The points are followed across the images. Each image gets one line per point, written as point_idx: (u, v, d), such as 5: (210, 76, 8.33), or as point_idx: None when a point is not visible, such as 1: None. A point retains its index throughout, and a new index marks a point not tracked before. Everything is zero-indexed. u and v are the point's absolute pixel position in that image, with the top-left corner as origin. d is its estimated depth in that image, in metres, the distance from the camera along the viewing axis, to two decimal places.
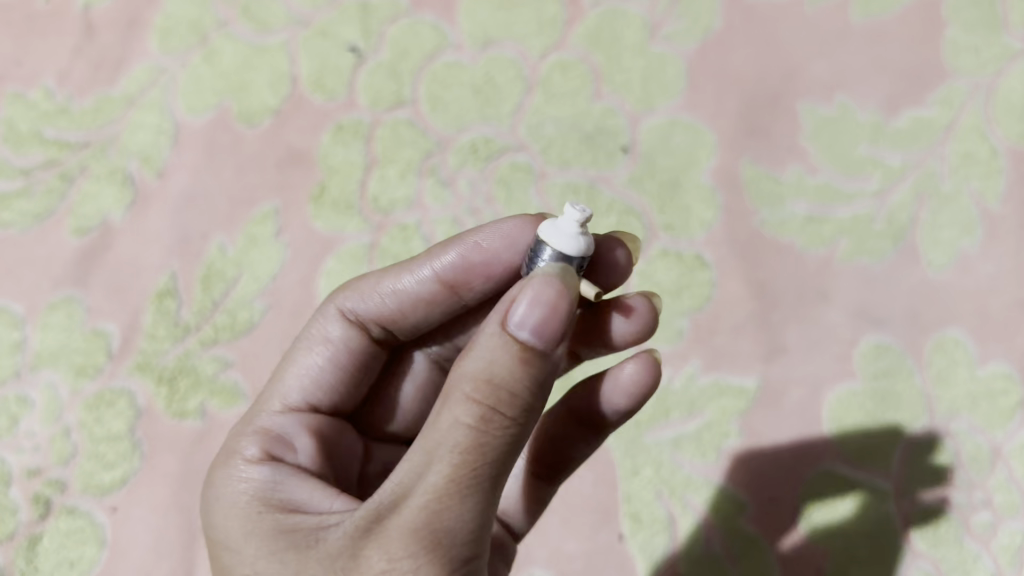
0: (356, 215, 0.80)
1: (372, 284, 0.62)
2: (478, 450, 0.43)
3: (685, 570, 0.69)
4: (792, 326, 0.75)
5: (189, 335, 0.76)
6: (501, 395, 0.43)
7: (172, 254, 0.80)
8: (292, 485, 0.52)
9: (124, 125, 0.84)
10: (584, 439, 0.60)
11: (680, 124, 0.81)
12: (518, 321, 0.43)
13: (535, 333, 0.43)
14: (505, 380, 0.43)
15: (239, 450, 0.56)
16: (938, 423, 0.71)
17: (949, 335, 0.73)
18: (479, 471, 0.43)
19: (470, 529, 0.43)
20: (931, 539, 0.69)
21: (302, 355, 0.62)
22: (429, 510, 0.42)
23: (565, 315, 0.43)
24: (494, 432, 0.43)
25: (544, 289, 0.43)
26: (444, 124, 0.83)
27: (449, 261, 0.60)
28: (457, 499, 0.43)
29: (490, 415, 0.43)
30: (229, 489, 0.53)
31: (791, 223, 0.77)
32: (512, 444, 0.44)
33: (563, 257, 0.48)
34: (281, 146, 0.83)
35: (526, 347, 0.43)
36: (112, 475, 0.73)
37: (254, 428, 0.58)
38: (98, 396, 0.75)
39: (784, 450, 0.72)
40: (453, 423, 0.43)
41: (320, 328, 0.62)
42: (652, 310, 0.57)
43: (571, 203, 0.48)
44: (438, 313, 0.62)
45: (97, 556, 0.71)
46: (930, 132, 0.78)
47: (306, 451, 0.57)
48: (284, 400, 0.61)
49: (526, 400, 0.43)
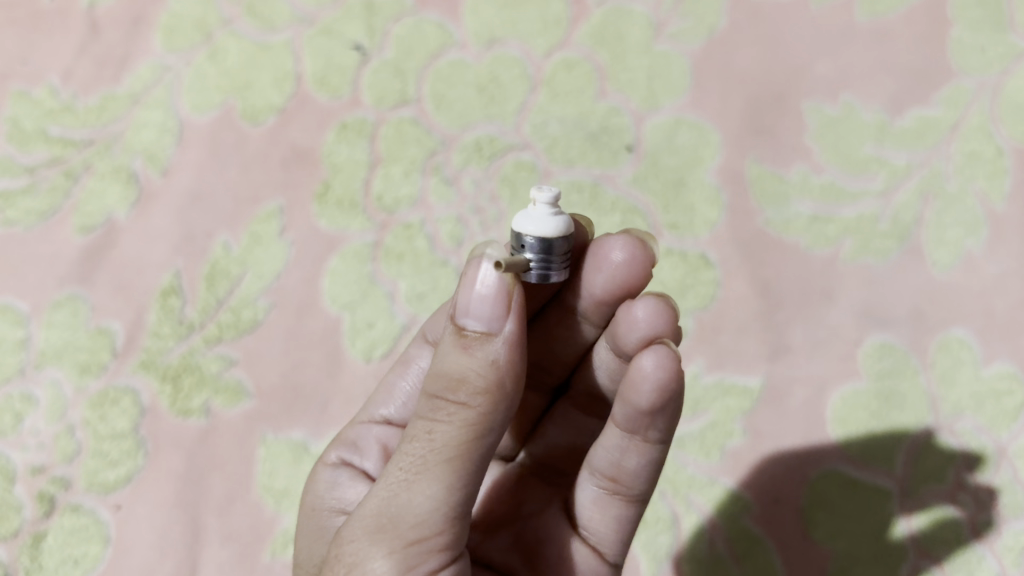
0: (360, 213, 0.80)
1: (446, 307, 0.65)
2: (428, 439, 0.45)
3: (688, 569, 0.69)
4: (797, 326, 0.75)
5: (193, 333, 0.76)
6: (449, 382, 0.45)
7: (177, 252, 0.80)
8: (345, 485, 0.59)
9: (129, 123, 0.84)
10: (630, 448, 0.57)
11: (685, 123, 0.81)
12: (466, 311, 0.45)
13: (478, 319, 0.45)
14: (454, 368, 0.45)
15: (326, 456, 0.62)
16: (943, 422, 0.71)
17: (953, 335, 0.73)
18: (430, 456, 0.44)
19: (422, 514, 0.44)
20: (935, 540, 0.69)
21: (393, 375, 0.66)
22: (383, 496, 0.45)
23: (502, 297, 0.45)
24: (444, 420, 0.44)
25: (485, 277, 0.45)
26: (449, 123, 0.83)
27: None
28: (407, 482, 0.45)
29: (437, 402, 0.45)
30: (306, 490, 0.61)
31: (796, 223, 0.77)
32: (471, 431, 0.44)
33: (547, 239, 0.48)
34: (286, 145, 0.83)
35: (473, 333, 0.45)
36: (116, 473, 0.73)
37: (342, 438, 0.64)
38: (102, 394, 0.75)
39: (789, 450, 0.71)
40: (417, 414, 0.46)
41: (412, 351, 0.66)
42: (671, 306, 0.55)
43: (539, 190, 0.49)
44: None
45: (101, 554, 0.71)
46: (935, 131, 0.78)
47: (373, 459, 0.61)
48: (372, 414, 0.65)
49: (477, 384, 0.44)
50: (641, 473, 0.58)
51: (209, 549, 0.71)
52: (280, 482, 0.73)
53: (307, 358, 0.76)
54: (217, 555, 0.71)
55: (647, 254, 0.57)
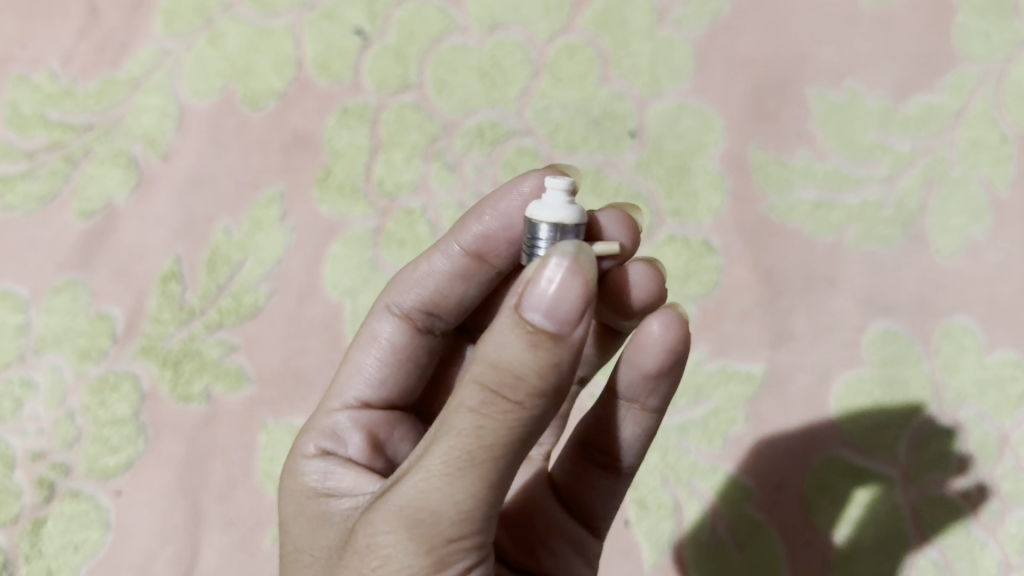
0: (361, 198, 0.80)
1: (410, 271, 0.62)
2: (475, 435, 0.40)
3: (689, 557, 0.69)
4: (800, 312, 0.74)
5: (193, 318, 0.76)
6: (506, 379, 0.40)
7: (177, 237, 0.80)
8: (339, 473, 0.53)
9: (129, 107, 0.84)
10: (629, 417, 0.58)
11: (688, 109, 0.81)
12: (531, 302, 0.40)
13: (547, 315, 0.39)
14: (513, 363, 0.40)
15: (299, 447, 0.56)
16: (946, 410, 0.71)
17: (957, 322, 0.73)
18: (476, 455, 0.40)
19: (462, 513, 0.41)
20: (938, 527, 0.68)
21: (356, 355, 0.62)
22: (418, 489, 0.41)
23: (575, 296, 0.40)
24: (495, 417, 0.40)
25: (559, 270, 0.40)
26: (450, 107, 0.82)
27: (473, 233, 0.60)
28: (447, 479, 0.41)
29: (490, 399, 0.40)
30: (285, 479, 0.55)
31: (799, 209, 0.77)
32: (523, 430, 0.40)
33: (560, 229, 0.46)
34: (286, 130, 0.83)
35: (538, 330, 0.39)
36: (116, 459, 0.73)
37: (313, 428, 0.58)
38: (102, 379, 0.75)
39: (791, 435, 0.71)
40: (460, 403, 0.41)
41: (369, 328, 0.62)
42: (658, 272, 0.56)
43: (553, 176, 0.47)
44: (478, 287, 0.61)
45: (101, 539, 0.71)
46: (939, 118, 0.78)
47: (358, 444, 0.57)
48: (342, 399, 0.60)
49: (536, 385, 0.40)
50: (638, 445, 0.58)
51: (210, 535, 0.71)
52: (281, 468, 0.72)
53: (308, 344, 0.76)
54: (218, 540, 0.71)
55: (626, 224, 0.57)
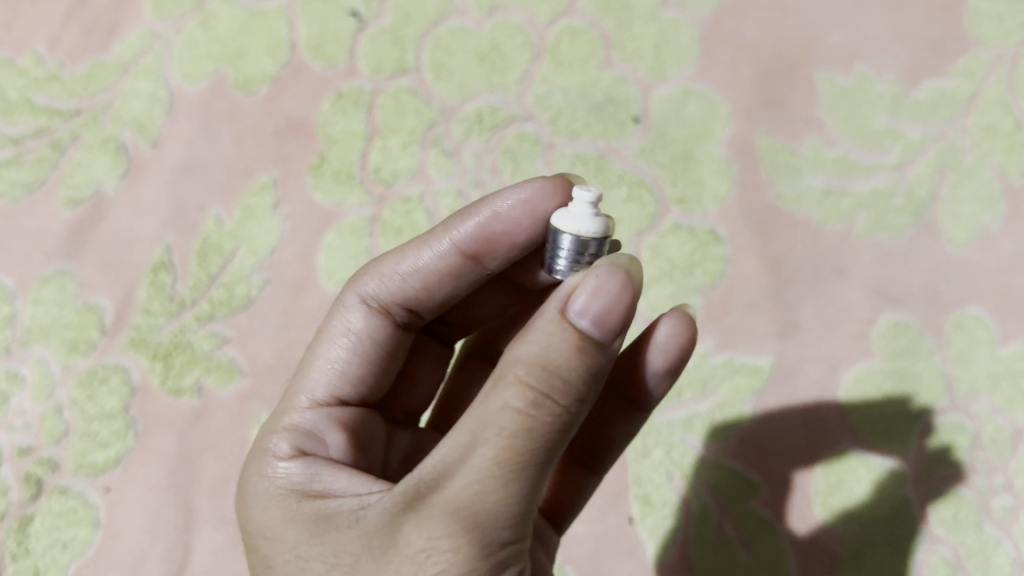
0: (357, 186, 0.78)
1: (392, 263, 0.58)
2: (526, 436, 0.41)
3: (695, 554, 0.67)
4: (808, 303, 0.72)
5: (184, 310, 0.74)
6: (554, 382, 0.42)
7: (167, 226, 0.78)
8: (327, 475, 0.49)
9: (117, 92, 0.81)
10: (620, 419, 0.59)
11: (694, 94, 0.78)
12: (579, 309, 0.42)
13: (596, 323, 0.42)
14: (560, 367, 0.42)
15: (269, 446, 0.52)
16: (958, 404, 0.69)
17: (968, 314, 0.71)
18: (527, 455, 0.41)
19: (512, 513, 0.42)
20: (949, 524, 0.66)
21: (324, 347, 0.58)
22: (470, 491, 0.41)
23: (626, 306, 0.42)
24: (543, 418, 0.41)
25: (607, 280, 0.42)
26: (448, 92, 0.80)
27: (468, 230, 0.56)
28: (500, 481, 0.41)
29: (541, 400, 0.41)
30: (258, 482, 0.51)
31: (807, 197, 0.75)
32: (565, 430, 0.42)
33: (582, 241, 0.46)
34: (280, 115, 0.80)
35: (585, 336, 0.42)
36: (105, 454, 0.71)
37: (283, 426, 0.54)
38: (90, 372, 0.73)
39: (797, 430, 0.70)
40: (502, 406, 0.42)
41: (339, 318, 0.59)
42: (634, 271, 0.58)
43: (581, 186, 0.46)
44: (465, 284, 0.58)
45: (90, 537, 0.69)
46: (951, 103, 0.76)
47: (337, 443, 0.54)
48: (312, 395, 0.57)
49: (579, 388, 0.42)
50: (621, 444, 0.61)
51: (202, 533, 0.69)
52: None
53: (303, 336, 0.74)
54: (210, 538, 0.69)
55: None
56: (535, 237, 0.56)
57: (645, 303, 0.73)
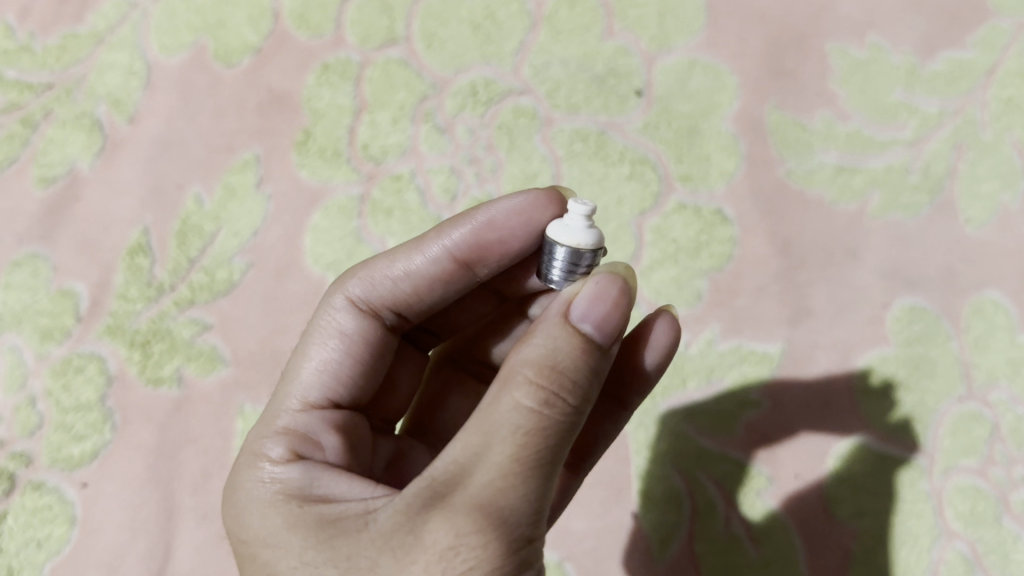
0: (344, 163, 0.73)
1: (381, 264, 0.54)
2: (543, 433, 0.39)
3: (700, 551, 0.64)
4: (820, 286, 0.69)
5: (163, 295, 0.70)
6: (565, 381, 0.40)
7: (145, 206, 0.73)
8: (327, 480, 0.45)
9: (92, 65, 0.77)
10: (605, 417, 0.55)
11: (700, 65, 0.74)
12: (580, 314, 0.42)
13: (598, 327, 0.42)
14: (569, 367, 0.41)
15: (261, 451, 0.48)
16: (976, 394, 0.65)
17: (987, 298, 0.67)
18: (544, 451, 0.39)
19: (533, 513, 0.39)
20: (967, 518, 0.62)
21: (310, 348, 0.54)
22: (492, 489, 0.38)
23: (625, 312, 0.42)
24: (558, 415, 0.40)
25: (606, 284, 0.42)
26: (440, 64, 0.75)
27: (463, 234, 0.53)
28: (521, 477, 0.39)
29: (554, 397, 0.40)
30: (254, 486, 0.46)
31: (819, 174, 0.71)
32: (575, 431, 0.41)
33: (576, 254, 0.45)
34: (263, 88, 0.76)
35: (588, 339, 0.41)
36: (81, 448, 0.67)
37: (276, 430, 0.50)
38: (65, 361, 0.69)
39: (807, 422, 0.66)
40: (512, 405, 0.39)
41: (324, 319, 0.54)
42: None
43: (576, 199, 0.45)
44: (453, 291, 0.55)
45: (66, 535, 0.66)
46: (969, 76, 0.72)
47: (333, 447, 0.49)
48: (303, 397, 0.52)
49: (585, 389, 0.41)
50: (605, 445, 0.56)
51: (183, 530, 0.66)
52: None
53: (288, 322, 0.70)
54: (192, 536, 0.66)
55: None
56: (529, 247, 0.53)
57: (648, 287, 0.69)
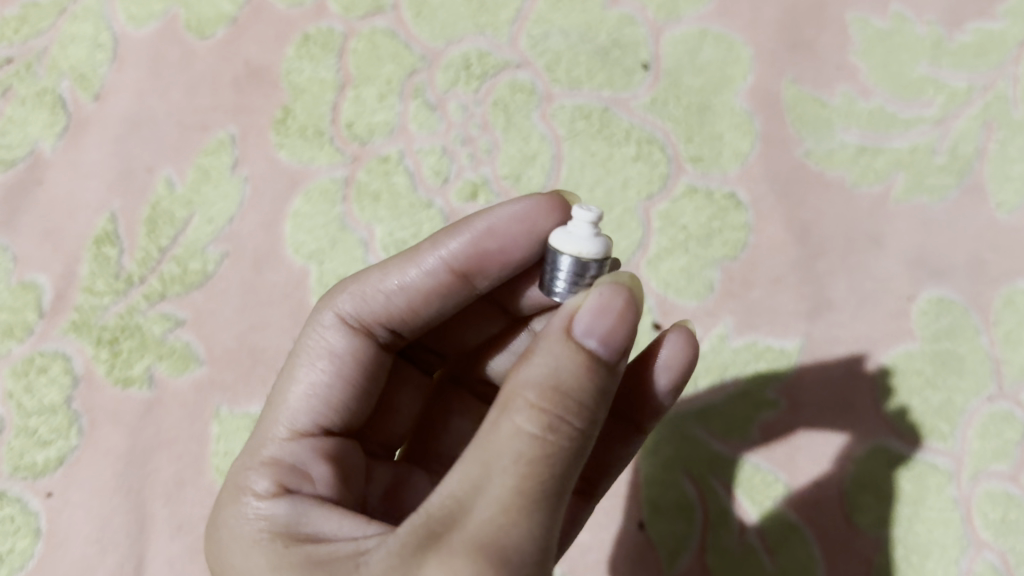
0: (327, 143, 0.68)
1: (373, 276, 0.50)
2: (546, 462, 0.34)
3: (712, 565, 0.60)
4: (840, 277, 0.64)
5: (132, 288, 0.65)
6: (569, 403, 0.35)
7: (112, 190, 0.68)
8: (317, 516, 0.41)
9: (54, 37, 0.71)
10: (614, 437, 0.51)
11: (711, 35, 0.69)
12: (583, 328, 0.37)
13: (603, 342, 0.37)
14: (573, 387, 0.36)
15: (246, 485, 0.44)
16: (1007, 392, 0.61)
17: (1019, 289, 0.62)
18: (548, 483, 0.34)
19: (541, 550, 0.34)
20: (998, 527, 0.59)
21: (297, 369, 0.49)
22: (493, 527, 0.34)
23: (634, 324, 0.37)
24: (562, 442, 0.35)
25: (612, 294, 0.37)
26: (431, 35, 0.69)
27: (460, 244, 0.48)
28: (524, 513, 0.34)
29: (556, 423, 0.35)
30: (239, 524, 0.42)
31: (840, 155, 0.66)
32: (581, 458, 0.36)
33: (582, 266, 0.40)
34: (238, 61, 0.70)
35: (594, 356, 0.36)
36: (46, 454, 0.62)
37: (262, 460, 0.45)
38: (28, 360, 0.64)
39: (826, 425, 0.61)
40: (512, 432, 0.35)
41: (310, 338, 0.50)
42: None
43: (581, 204, 0.40)
44: (452, 305, 0.50)
45: (30, 548, 0.61)
46: (1000, 48, 0.66)
47: (324, 477, 0.45)
48: (292, 424, 0.47)
49: (593, 411, 0.36)
50: (615, 469, 0.52)
51: (158, 542, 0.61)
52: None
53: (267, 317, 0.65)
54: (167, 549, 0.61)
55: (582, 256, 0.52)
56: (531, 258, 0.49)
57: (655, 278, 0.64)
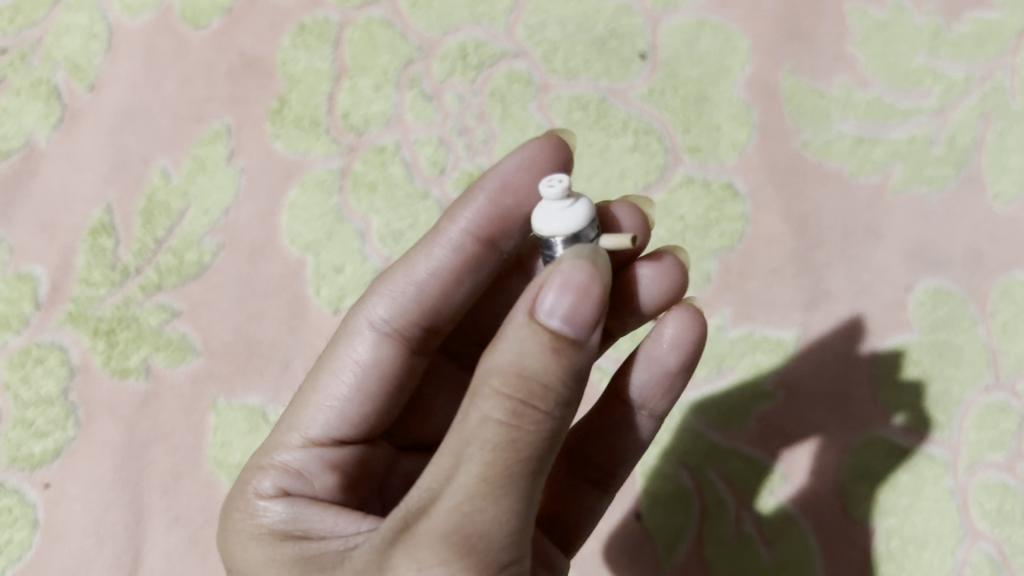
0: (323, 134, 0.67)
1: (394, 275, 0.50)
2: (513, 449, 0.34)
3: (710, 555, 0.60)
4: (837, 267, 0.64)
5: (128, 279, 0.65)
6: (534, 388, 0.35)
7: (107, 181, 0.68)
8: (313, 514, 0.43)
9: (49, 28, 0.71)
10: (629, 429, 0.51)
11: (708, 26, 0.68)
12: (547, 309, 0.35)
13: (567, 321, 0.35)
14: (538, 372, 0.35)
15: (251, 484, 0.46)
16: (1003, 383, 0.61)
17: (1016, 280, 0.62)
18: (515, 468, 0.35)
19: (509, 534, 0.35)
20: (994, 517, 0.59)
21: (328, 378, 0.49)
22: (458, 516, 0.34)
23: (599, 300, 0.36)
24: (529, 427, 0.35)
25: (573, 272, 0.36)
26: (427, 25, 0.69)
27: (476, 211, 0.48)
28: (491, 499, 0.34)
29: (521, 409, 0.35)
30: (242, 522, 0.44)
31: (837, 145, 0.66)
32: (552, 440, 0.36)
33: (575, 238, 0.40)
34: (233, 52, 0.70)
35: (559, 337, 0.35)
36: (43, 446, 0.62)
37: (271, 463, 0.47)
38: (24, 352, 0.64)
39: (824, 416, 0.61)
40: (479, 421, 0.35)
41: (340, 348, 0.50)
42: (682, 267, 0.49)
43: (546, 180, 0.40)
44: (482, 279, 0.50)
45: (28, 540, 0.61)
46: (997, 39, 0.66)
47: (327, 483, 0.46)
48: (313, 436, 0.48)
49: (563, 393, 0.36)
50: (632, 459, 0.52)
51: (154, 534, 0.61)
52: (235, 456, 0.62)
53: (263, 309, 0.65)
54: (164, 540, 0.61)
55: (638, 219, 0.50)
56: None
57: None
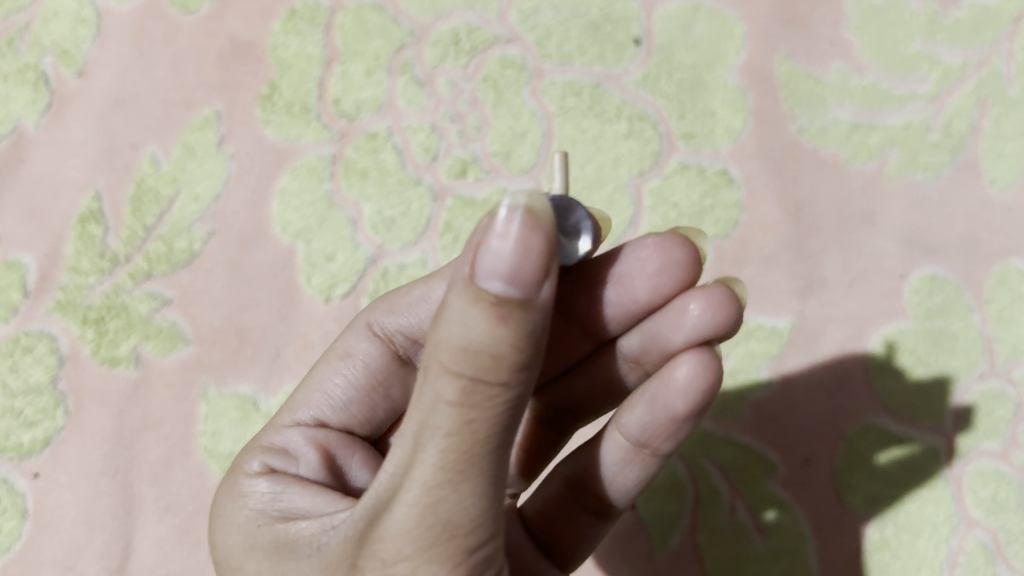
0: (314, 120, 0.67)
1: (404, 295, 0.51)
2: (468, 429, 0.34)
3: (704, 544, 0.59)
4: (832, 255, 0.63)
5: (117, 267, 0.64)
6: (482, 362, 0.33)
7: (96, 168, 0.67)
8: (292, 494, 0.42)
9: (36, 12, 0.70)
10: (633, 460, 0.49)
11: (703, 11, 0.68)
12: (486, 269, 0.33)
13: (509, 281, 0.33)
14: (486, 344, 0.33)
15: (240, 464, 0.46)
16: (998, 371, 0.60)
17: (1012, 267, 0.62)
18: (473, 450, 0.34)
19: (475, 516, 0.35)
20: (988, 505, 0.58)
21: (325, 368, 0.51)
22: (419, 508, 0.34)
23: (542, 256, 0.33)
24: (484, 405, 0.33)
25: (513, 226, 0.33)
26: (419, 9, 0.68)
27: None
28: (452, 486, 0.34)
29: (470, 387, 0.33)
30: (229, 509, 0.43)
31: (833, 131, 0.65)
32: (511, 412, 0.35)
33: None
34: (223, 37, 0.69)
35: (501, 301, 0.33)
36: (33, 436, 0.62)
37: (260, 444, 0.47)
38: (12, 341, 0.63)
39: (818, 403, 0.61)
40: (433, 401, 0.34)
41: (342, 341, 0.52)
42: (737, 300, 0.45)
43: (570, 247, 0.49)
44: None
45: (17, 530, 0.61)
46: (995, 24, 0.66)
47: (310, 462, 0.46)
48: (298, 415, 0.50)
49: (517, 361, 0.34)
50: (637, 489, 0.50)
51: (145, 524, 0.61)
52: (226, 445, 0.61)
53: (254, 297, 0.64)
54: (154, 530, 0.61)
55: (693, 251, 0.46)
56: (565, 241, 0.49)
57: None
